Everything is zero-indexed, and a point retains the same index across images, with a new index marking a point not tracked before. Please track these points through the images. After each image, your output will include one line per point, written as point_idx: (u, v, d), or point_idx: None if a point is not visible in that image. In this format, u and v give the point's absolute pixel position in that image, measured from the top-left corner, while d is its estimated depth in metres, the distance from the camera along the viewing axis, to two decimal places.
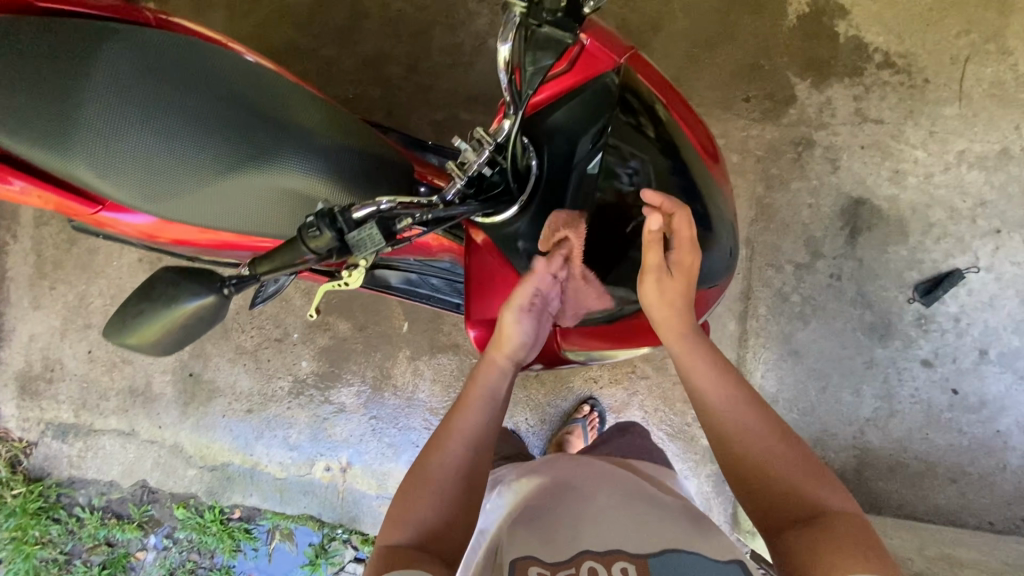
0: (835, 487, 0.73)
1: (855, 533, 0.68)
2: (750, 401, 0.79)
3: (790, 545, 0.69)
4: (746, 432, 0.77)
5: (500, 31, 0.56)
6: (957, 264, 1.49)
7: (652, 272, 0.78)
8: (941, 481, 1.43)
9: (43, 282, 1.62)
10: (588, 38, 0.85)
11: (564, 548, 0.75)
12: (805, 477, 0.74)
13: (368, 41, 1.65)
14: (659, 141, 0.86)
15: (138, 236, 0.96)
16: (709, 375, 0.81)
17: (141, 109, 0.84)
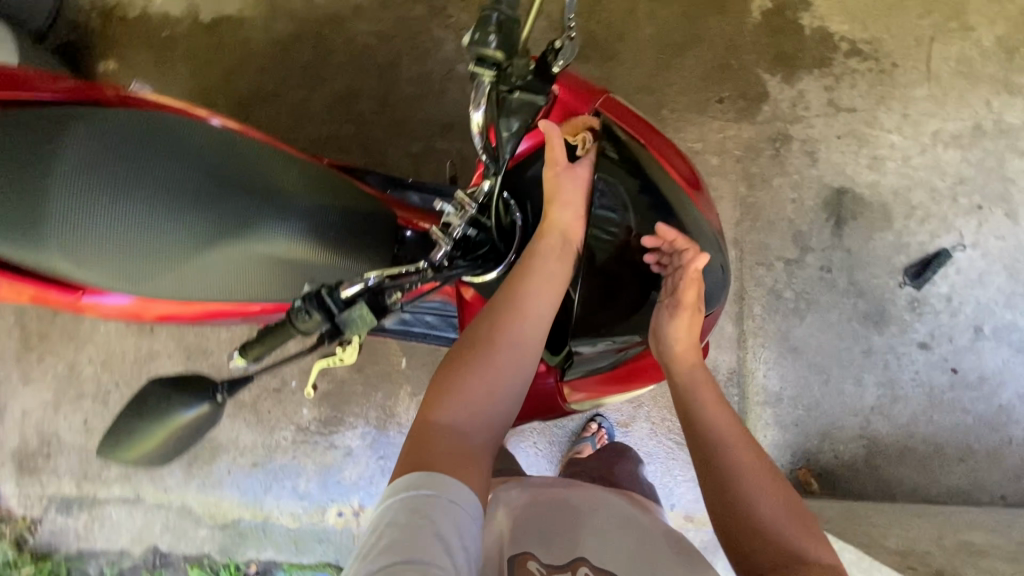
0: (818, 536, 0.72)
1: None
2: (745, 437, 0.80)
3: None
4: (735, 460, 0.77)
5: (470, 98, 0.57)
6: (944, 244, 1.51)
7: (690, 309, 0.79)
8: (950, 461, 1.44)
9: (30, 355, 1.59)
10: (558, 88, 0.87)
11: (563, 553, 0.84)
12: (792, 522, 0.73)
13: (336, 79, 1.63)
14: (625, 162, 0.81)
15: (121, 316, 0.95)
16: (709, 406, 0.82)
17: (112, 190, 0.82)
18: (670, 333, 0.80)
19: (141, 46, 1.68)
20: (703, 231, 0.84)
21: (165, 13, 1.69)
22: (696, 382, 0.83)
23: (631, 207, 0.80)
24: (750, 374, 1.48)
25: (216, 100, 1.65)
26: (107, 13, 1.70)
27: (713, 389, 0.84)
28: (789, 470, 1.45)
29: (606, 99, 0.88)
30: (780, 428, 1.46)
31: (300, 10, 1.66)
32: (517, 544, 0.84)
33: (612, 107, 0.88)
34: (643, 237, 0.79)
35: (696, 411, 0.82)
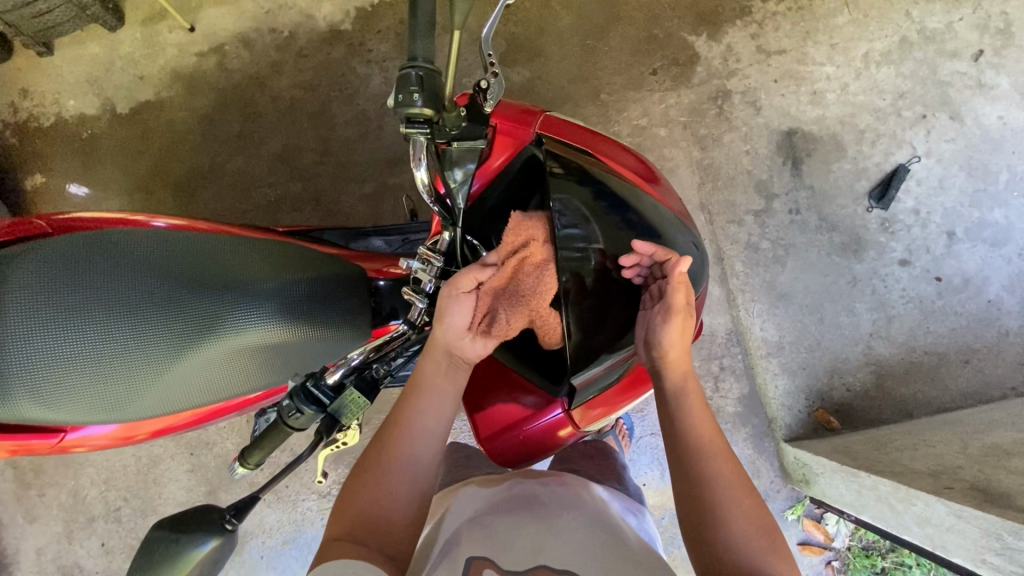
0: (786, 559, 0.69)
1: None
2: (726, 451, 0.75)
3: None
4: (713, 475, 0.73)
5: (410, 159, 0.57)
6: (899, 160, 1.53)
7: (682, 312, 0.74)
8: (955, 365, 1.47)
9: (30, 492, 1.53)
10: (496, 120, 0.84)
11: (524, 559, 0.67)
12: (760, 537, 0.70)
13: (271, 139, 1.60)
14: (572, 174, 0.78)
15: (112, 443, 0.93)
16: (694, 415, 0.77)
17: (65, 326, 0.78)
18: (664, 340, 0.75)
19: (64, 153, 1.63)
20: (669, 218, 0.84)
21: (80, 114, 1.63)
22: (683, 389, 0.78)
23: (592, 218, 0.75)
24: (747, 330, 1.48)
25: (154, 189, 1.60)
26: (22, 128, 1.64)
27: (700, 398, 0.78)
28: (808, 414, 1.46)
29: (545, 117, 0.87)
30: (789, 375, 1.47)
31: (218, 80, 1.62)
32: (479, 538, 0.72)
33: (551, 124, 0.87)
34: (620, 257, 0.74)
35: (679, 413, 0.77)
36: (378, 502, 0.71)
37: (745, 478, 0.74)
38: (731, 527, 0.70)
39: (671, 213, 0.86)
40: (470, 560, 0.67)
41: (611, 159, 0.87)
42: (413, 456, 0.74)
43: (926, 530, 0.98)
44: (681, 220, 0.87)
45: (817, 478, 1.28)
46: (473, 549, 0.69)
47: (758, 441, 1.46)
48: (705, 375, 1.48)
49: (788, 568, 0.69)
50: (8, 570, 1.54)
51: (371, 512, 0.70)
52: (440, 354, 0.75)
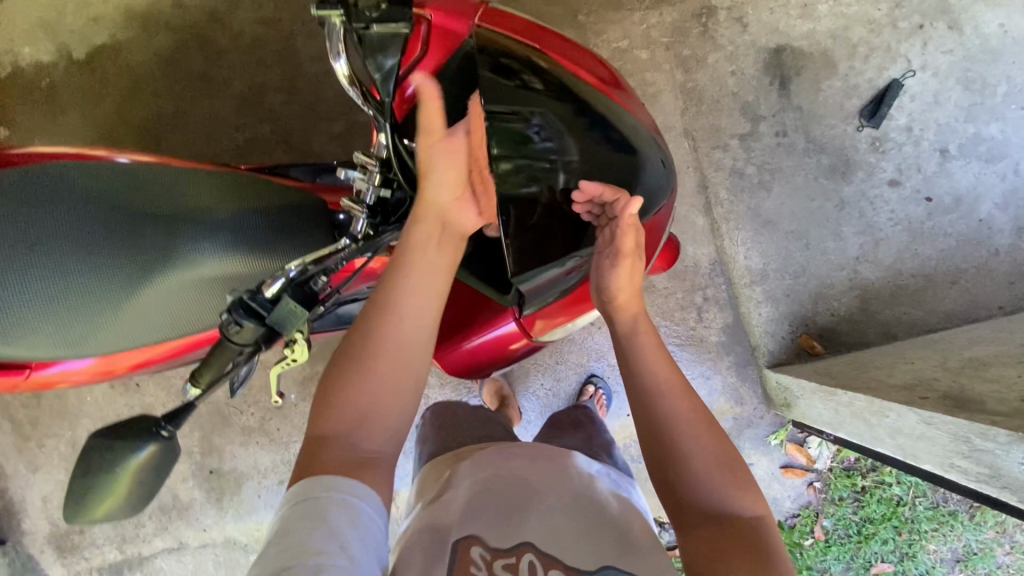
0: (749, 492, 0.72)
1: (750, 544, 0.68)
2: (685, 388, 0.77)
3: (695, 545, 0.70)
4: (678, 424, 0.74)
5: (330, 51, 0.59)
6: (892, 75, 1.46)
7: (630, 253, 0.75)
8: (943, 287, 1.44)
9: (30, 444, 1.57)
10: (431, 13, 0.78)
11: (508, 537, 0.75)
12: (722, 473, 0.73)
13: (235, 80, 1.53)
14: (551, 91, 0.73)
15: (92, 378, 0.93)
16: (650, 357, 0.78)
17: (15, 262, 0.76)
18: (612, 283, 0.78)
19: (23, 104, 1.57)
20: (640, 132, 0.80)
21: (36, 62, 1.56)
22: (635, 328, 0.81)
23: (566, 134, 0.70)
24: (731, 259, 1.46)
25: (120, 138, 1.55)
26: None
27: (654, 337, 0.81)
28: (791, 339, 1.45)
29: (484, 12, 0.81)
30: (772, 302, 1.45)
31: (174, 19, 1.54)
32: (462, 528, 0.75)
33: (496, 21, 0.82)
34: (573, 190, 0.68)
35: (636, 358, 0.79)
36: (357, 416, 0.68)
37: (707, 413, 0.76)
38: (694, 464, 0.73)
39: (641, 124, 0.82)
40: (458, 542, 0.74)
41: (569, 60, 0.81)
42: (395, 347, 0.69)
43: (898, 440, 0.99)
44: (654, 136, 0.83)
45: (797, 400, 1.30)
46: (458, 531, 0.75)
47: (741, 368, 1.47)
48: (688, 306, 1.47)
49: (752, 499, 0.72)
50: (18, 517, 1.59)
51: (353, 429, 0.68)
52: (433, 221, 0.69)
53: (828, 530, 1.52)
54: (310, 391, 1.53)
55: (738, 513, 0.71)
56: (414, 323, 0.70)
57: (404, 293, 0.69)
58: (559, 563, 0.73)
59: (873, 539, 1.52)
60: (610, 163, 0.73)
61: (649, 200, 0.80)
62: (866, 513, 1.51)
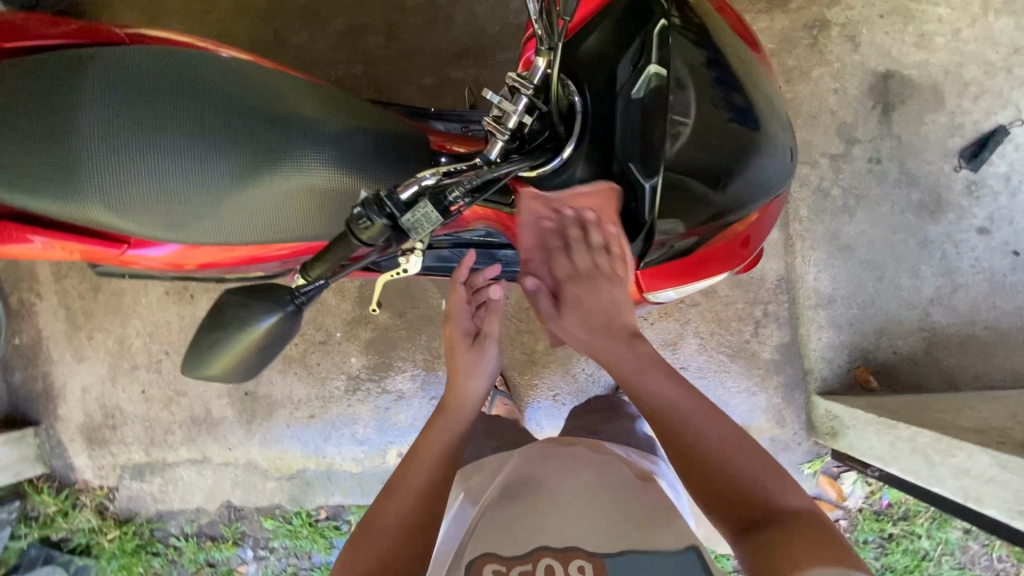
0: (796, 489, 0.69)
1: (819, 534, 0.64)
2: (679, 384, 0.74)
3: (756, 545, 0.65)
4: (700, 434, 0.71)
5: None
6: (1000, 120, 1.41)
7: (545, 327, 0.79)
8: (1015, 346, 1.39)
9: (80, 334, 1.61)
10: None
11: (523, 543, 0.75)
12: (764, 473, 0.69)
13: (337, 17, 1.55)
14: (693, 36, 0.72)
15: (163, 267, 0.94)
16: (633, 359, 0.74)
17: (140, 138, 0.78)
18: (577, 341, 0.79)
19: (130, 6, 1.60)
20: (775, 117, 0.77)
21: None
22: (617, 304, 0.74)
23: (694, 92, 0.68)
24: (799, 278, 1.43)
25: None
26: None
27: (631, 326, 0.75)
28: (847, 370, 1.41)
29: None
30: (834, 329, 1.42)
31: None
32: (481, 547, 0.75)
33: None
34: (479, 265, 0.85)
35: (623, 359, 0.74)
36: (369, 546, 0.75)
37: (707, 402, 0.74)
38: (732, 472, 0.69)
39: (776, 103, 0.80)
40: (475, 559, 0.74)
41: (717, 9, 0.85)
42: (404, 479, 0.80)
43: (961, 481, 1.03)
44: (786, 124, 0.80)
45: (846, 430, 1.28)
46: (478, 548, 0.76)
47: (789, 391, 1.43)
48: (746, 318, 1.44)
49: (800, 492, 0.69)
50: (55, 403, 1.64)
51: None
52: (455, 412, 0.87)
53: None
54: (355, 332, 1.54)
55: (793, 500, 0.68)
56: (436, 483, 0.80)
57: (425, 468, 0.81)
58: (578, 561, 0.72)
59: None
60: (724, 132, 0.71)
61: (764, 186, 0.77)
62: (889, 561, 1.47)
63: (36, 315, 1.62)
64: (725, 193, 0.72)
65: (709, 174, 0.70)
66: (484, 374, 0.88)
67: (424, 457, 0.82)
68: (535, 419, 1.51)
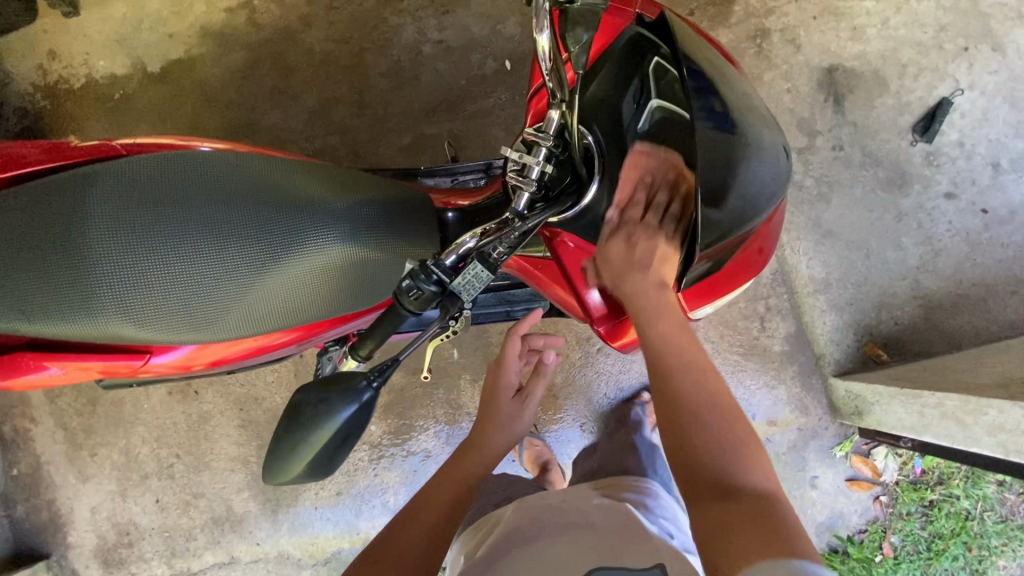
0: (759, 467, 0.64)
1: (762, 526, 0.57)
2: (695, 359, 0.71)
3: (699, 518, 0.60)
4: (694, 399, 0.67)
5: (533, 22, 0.54)
6: (942, 93, 1.51)
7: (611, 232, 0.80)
8: (1004, 296, 1.46)
9: (82, 452, 1.54)
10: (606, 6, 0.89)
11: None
12: (728, 446, 0.64)
13: (306, 94, 1.58)
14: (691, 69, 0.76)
15: (172, 371, 0.91)
16: (667, 332, 0.72)
17: (151, 244, 0.78)
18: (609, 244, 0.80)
19: (95, 114, 1.61)
20: (767, 124, 0.81)
21: (111, 75, 1.62)
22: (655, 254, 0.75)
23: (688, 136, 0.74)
24: (793, 269, 1.48)
25: None
26: (53, 91, 1.62)
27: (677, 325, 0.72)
28: (856, 348, 1.46)
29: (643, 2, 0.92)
30: (837, 311, 1.46)
31: (249, 36, 1.60)
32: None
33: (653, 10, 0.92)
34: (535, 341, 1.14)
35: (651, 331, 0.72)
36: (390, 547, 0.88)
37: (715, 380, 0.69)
38: (709, 437, 0.64)
39: (761, 109, 0.84)
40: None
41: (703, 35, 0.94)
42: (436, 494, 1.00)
43: (998, 437, 1.07)
44: (777, 129, 0.85)
45: (871, 407, 1.32)
46: None
47: (806, 378, 1.46)
48: (751, 315, 1.48)
49: (769, 480, 0.64)
50: (63, 531, 1.54)
51: None
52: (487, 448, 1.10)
53: (897, 546, 1.49)
54: None
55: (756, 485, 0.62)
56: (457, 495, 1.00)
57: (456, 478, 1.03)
58: None
59: (943, 556, 1.48)
60: (712, 145, 0.71)
61: (774, 187, 0.79)
62: (935, 528, 1.48)
63: (34, 440, 1.54)
64: (726, 208, 0.72)
65: (722, 194, 0.71)
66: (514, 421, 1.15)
67: (458, 472, 1.05)
68: (564, 453, 1.50)
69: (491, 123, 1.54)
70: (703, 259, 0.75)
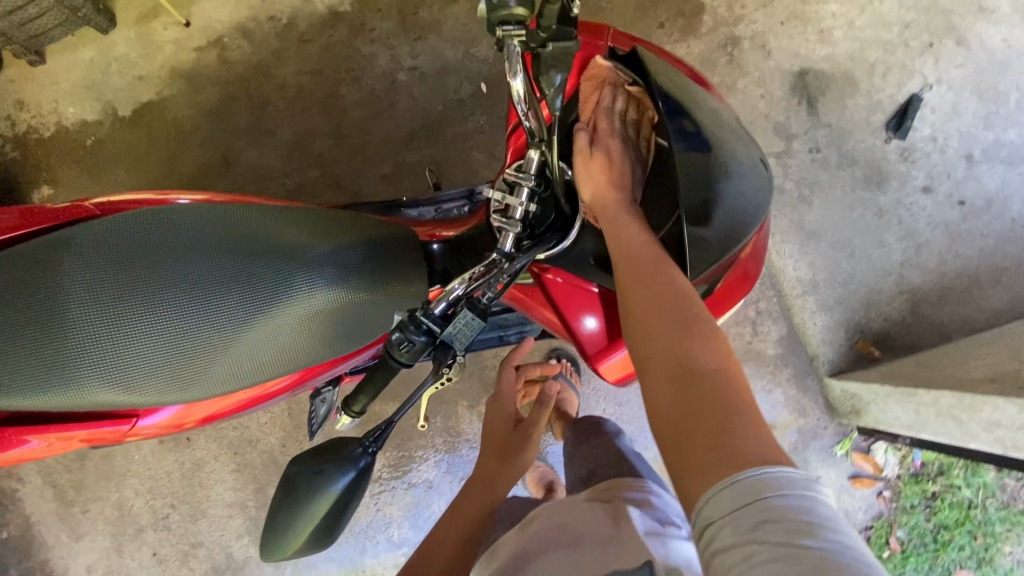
0: (725, 356, 0.62)
1: (718, 421, 0.56)
2: (655, 258, 0.70)
3: (659, 407, 0.60)
4: (656, 297, 0.67)
5: (505, 68, 0.53)
6: (911, 90, 1.54)
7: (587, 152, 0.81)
8: (987, 285, 1.48)
9: (73, 510, 1.49)
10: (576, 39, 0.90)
11: None
12: (688, 335, 0.63)
13: (282, 128, 1.57)
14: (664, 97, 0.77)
15: (163, 430, 0.90)
16: (627, 239, 0.73)
17: (132, 304, 0.76)
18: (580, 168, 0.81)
19: (68, 162, 1.58)
20: (746, 143, 0.82)
21: (82, 121, 1.59)
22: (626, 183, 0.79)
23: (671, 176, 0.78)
24: (781, 272, 1.49)
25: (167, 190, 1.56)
26: (23, 142, 1.59)
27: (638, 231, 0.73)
28: (848, 346, 1.46)
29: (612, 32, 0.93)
30: (826, 311, 1.47)
31: (221, 74, 1.58)
32: None
33: (623, 39, 0.93)
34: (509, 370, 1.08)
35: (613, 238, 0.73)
36: None
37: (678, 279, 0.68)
38: (668, 334, 0.64)
39: (739, 128, 0.84)
40: None
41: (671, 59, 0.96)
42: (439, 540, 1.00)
43: (997, 434, 1.08)
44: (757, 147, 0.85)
45: (868, 406, 1.33)
46: None
47: (801, 380, 1.47)
48: (742, 321, 1.48)
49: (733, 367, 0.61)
50: None
51: None
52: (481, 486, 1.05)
53: (903, 541, 1.49)
54: None
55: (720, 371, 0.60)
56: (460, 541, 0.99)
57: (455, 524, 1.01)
58: None
59: (950, 546, 1.49)
60: (694, 171, 0.72)
61: (762, 208, 0.80)
62: (939, 519, 1.49)
63: (22, 501, 1.50)
64: (713, 227, 0.72)
65: (707, 218, 0.72)
66: (510, 457, 1.07)
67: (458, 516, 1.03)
68: None
69: (471, 146, 1.53)
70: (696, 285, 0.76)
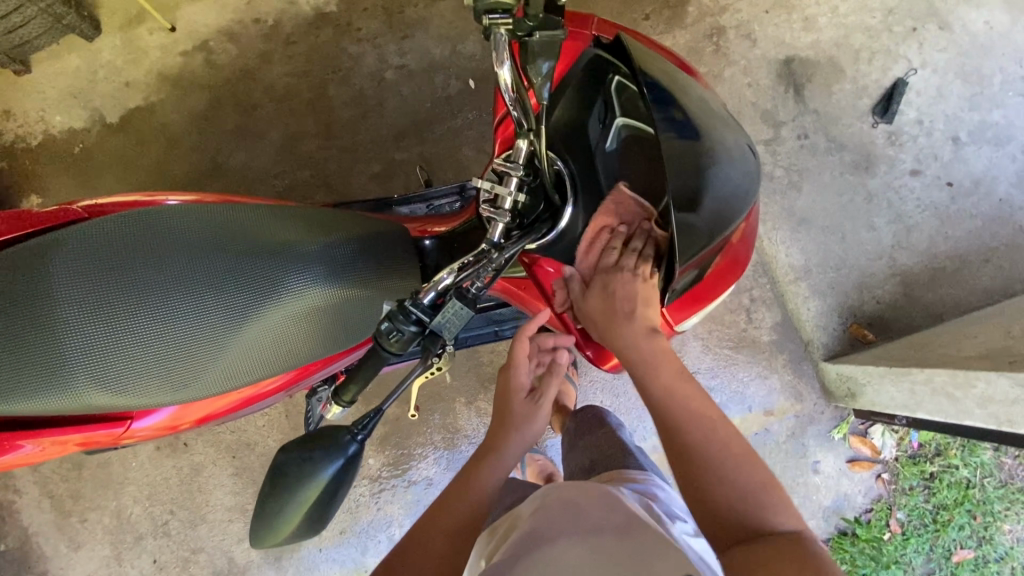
0: (782, 510, 0.75)
1: (797, 561, 0.69)
2: (704, 411, 0.80)
3: (735, 560, 0.71)
4: (710, 449, 0.77)
5: (492, 57, 0.53)
6: (896, 74, 1.55)
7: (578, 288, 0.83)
8: (977, 265, 1.49)
9: (71, 519, 1.48)
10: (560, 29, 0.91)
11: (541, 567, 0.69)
12: (750, 486, 0.76)
13: (271, 130, 1.56)
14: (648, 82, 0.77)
15: (158, 433, 0.89)
16: (670, 387, 0.81)
17: (123, 308, 0.76)
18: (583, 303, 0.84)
19: (56, 170, 1.57)
20: (732, 129, 0.82)
21: (69, 129, 1.58)
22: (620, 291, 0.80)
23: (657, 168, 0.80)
24: (773, 258, 1.49)
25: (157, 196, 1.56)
26: (10, 152, 1.59)
27: (676, 366, 0.82)
28: (842, 331, 1.47)
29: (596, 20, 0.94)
30: (820, 296, 1.48)
31: (208, 78, 1.58)
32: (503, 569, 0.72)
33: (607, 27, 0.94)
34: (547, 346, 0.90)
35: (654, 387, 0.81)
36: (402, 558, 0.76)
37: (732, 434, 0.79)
38: (727, 483, 0.76)
39: (726, 115, 0.84)
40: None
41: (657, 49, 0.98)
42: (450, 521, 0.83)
43: (989, 409, 1.09)
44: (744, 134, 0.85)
45: (863, 389, 1.34)
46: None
47: (797, 365, 1.48)
48: (736, 309, 1.49)
49: (789, 516, 0.75)
50: None
51: None
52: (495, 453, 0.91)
53: (903, 522, 1.50)
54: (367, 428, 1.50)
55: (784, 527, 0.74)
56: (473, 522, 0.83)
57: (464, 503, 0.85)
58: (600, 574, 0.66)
59: (949, 527, 1.50)
60: (682, 157, 0.72)
61: (749, 192, 0.80)
62: (938, 500, 1.50)
63: (19, 512, 1.49)
64: (703, 213, 0.72)
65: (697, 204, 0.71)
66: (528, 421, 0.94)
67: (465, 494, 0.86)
68: None
69: (461, 143, 1.53)
70: (686, 271, 0.76)
